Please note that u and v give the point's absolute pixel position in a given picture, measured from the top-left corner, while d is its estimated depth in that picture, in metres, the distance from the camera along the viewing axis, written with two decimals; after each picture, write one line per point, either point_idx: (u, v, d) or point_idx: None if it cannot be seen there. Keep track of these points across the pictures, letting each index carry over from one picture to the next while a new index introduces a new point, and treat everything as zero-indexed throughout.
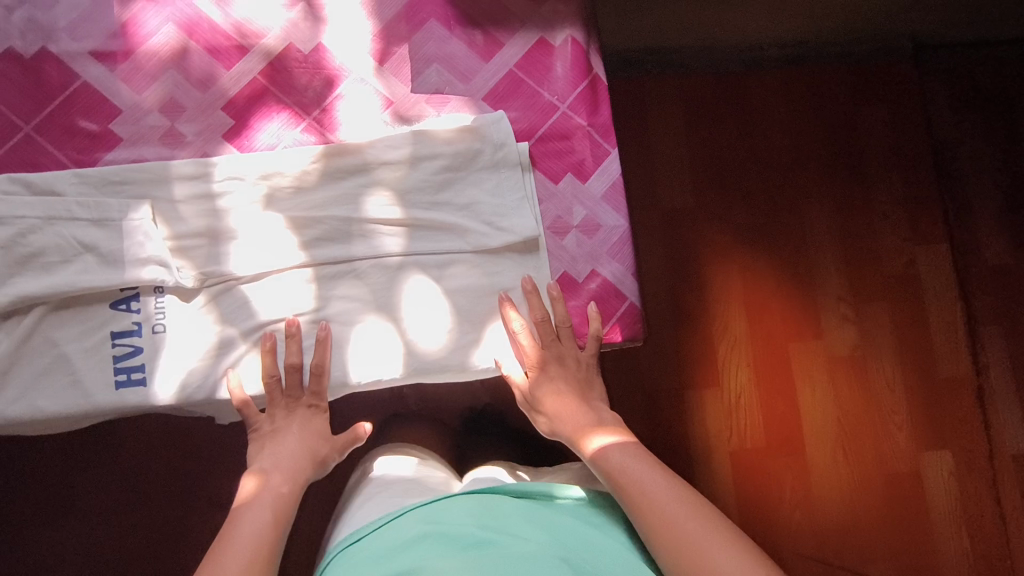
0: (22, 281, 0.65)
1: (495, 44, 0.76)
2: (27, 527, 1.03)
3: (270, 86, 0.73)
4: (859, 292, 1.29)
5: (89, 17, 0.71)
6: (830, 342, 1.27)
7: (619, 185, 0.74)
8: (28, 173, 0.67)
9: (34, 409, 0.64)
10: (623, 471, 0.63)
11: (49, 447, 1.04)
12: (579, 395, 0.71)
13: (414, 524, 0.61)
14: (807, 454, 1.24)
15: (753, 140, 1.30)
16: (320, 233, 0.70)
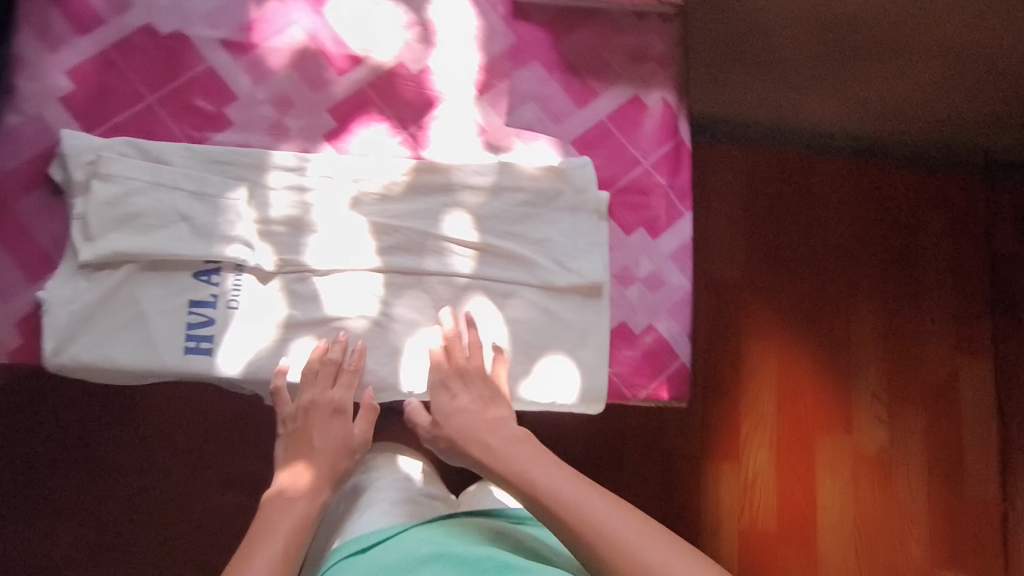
0: (119, 238, 0.69)
1: (591, 94, 0.79)
2: (40, 475, 1.04)
3: (374, 96, 0.76)
4: (895, 396, 1.27)
5: (223, 8, 0.76)
6: (857, 439, 1.25)
7: (687, 247, 0.76)
8: (143, 140, 0.71)
9: (109, 359, 0.68)
10: (535, 475, 0.71)
11: (77, 399, 1.05)
12: (490, 427, 0.74)
13: (418, 539, 0.72)
14: (817, 547, 1.21)
15: (811, 224, 1.31)
16: (397, 243, 0.73)
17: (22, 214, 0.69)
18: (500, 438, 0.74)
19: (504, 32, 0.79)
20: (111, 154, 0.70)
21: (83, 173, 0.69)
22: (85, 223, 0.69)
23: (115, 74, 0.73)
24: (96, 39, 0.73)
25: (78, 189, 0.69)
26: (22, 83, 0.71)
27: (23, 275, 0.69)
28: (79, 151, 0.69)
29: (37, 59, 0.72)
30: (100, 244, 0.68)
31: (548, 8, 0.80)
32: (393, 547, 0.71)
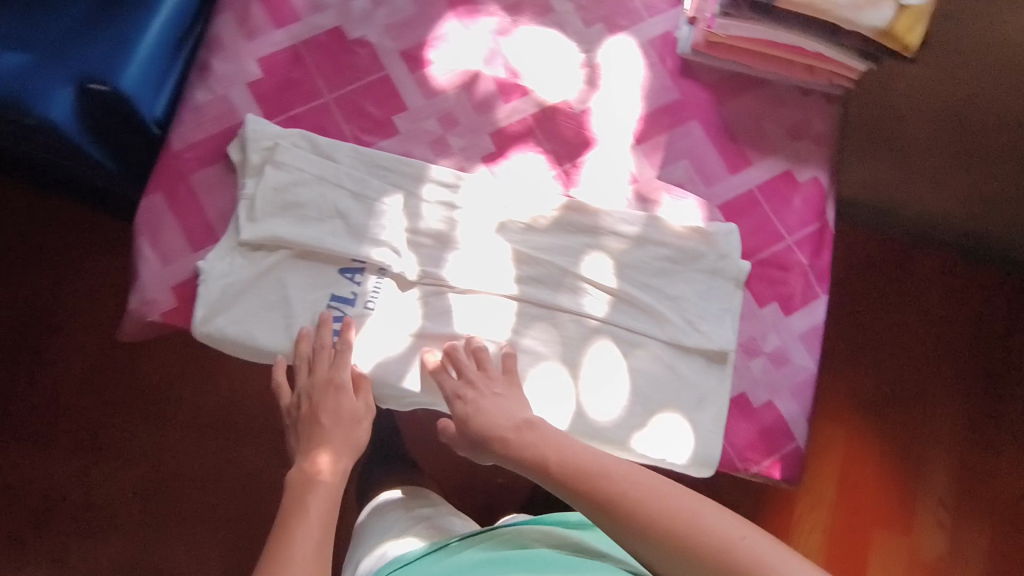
0: (279, 224, 0.72)
1: (745, 161, 0.79)
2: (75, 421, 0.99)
3: (535, 128, 0.77)
4: (977, 523, 1.09)
5: (409, 22, 0.78)
6: (918, 544, 1.08)
7: (818, 329, 0.75)
8: (317, 135, 0.75)
9: (251, 336, 0.71)
10: (546, 454, 0.60)
11: (135, 355, 1.01)
12: (500, 424, 0.65)
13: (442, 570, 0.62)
14: None
15: (902, 299, 1.16)
16: (536, 275, 0.74)
17: (195, 185, 0.74)
18: (510, 426, 0.64)
19: (669, 87, 0.80)
20: (286, 145, 0.73)
21: (258, 157, 0.73)
22: (251, 204, 0.72)
23: (300, 68, 0.76)
24: (289, 34, 0.76)
25: (251, 171, 0.73)
26: (216, 64, 0.75)
27: (186, 243, 0.73)
28: (259, 136, 0.73)
29: (233, 43, 0.76)
30: (262, 227, 0.71)
31: (717, 70, 0.81)
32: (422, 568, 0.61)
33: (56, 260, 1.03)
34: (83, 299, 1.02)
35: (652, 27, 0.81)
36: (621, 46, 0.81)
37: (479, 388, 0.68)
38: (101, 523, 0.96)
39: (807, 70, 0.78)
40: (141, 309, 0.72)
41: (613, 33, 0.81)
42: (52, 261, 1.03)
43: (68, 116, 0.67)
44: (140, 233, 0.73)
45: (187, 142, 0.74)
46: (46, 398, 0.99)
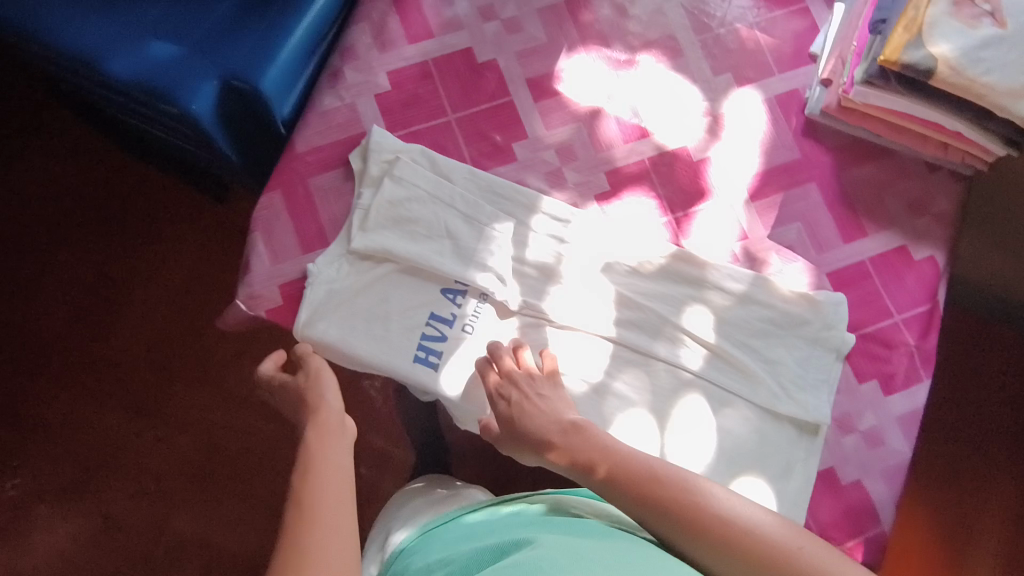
0: (390, 237, 0.73)
1: (861, 230, 0.77)
2: (160, 380, 1.18)
3: (651, 173, 0.77)
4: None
5: (538, 51, 0.79)
6: None
7: (917, 414, 0.73)
8: (436, 154, 0.75)
9: (347, 343, 0.71)
10: (593, 455, 0.57)
11: (217, 336, 1.19)
12: (544, 428, 0.61)
13: (477, 534, 0.60)
14: None
15: (992, 383, 1.05)
16: (636, 319, 0.74)
17: (312, 189, 0.75)
18: (557, 426, 0.61)
19: (791, 146, 0.79)
20: (407, 160, 0.74)
21: (378, 169, 0.74)
22: (365, 215, 0.73)
23: (428, 86, 0.77)
24: (422, 50, 0.78)
25: (369, 181, 0.74)
26: (349, 73, 0.77)
27: (297, 245, 0.74)
28: (382, 149, 0.74)
29: (366, 54, 0.77)
30: (372, 239, 0.72)
31: (842, 134, 0.79)
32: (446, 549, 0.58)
33: (139, 244, 1.21)
34: (160, 279, 1.21)
35: (781, 83, 0.80)
36: (746, 98, 0.79)
37: (524, 388, 0.65)
38: (156, 471, 1.15)
39: (941, 146, 0.75)
40: (246, 304, 0.73)
41: (741, 84, 0.80)
42: (152, 246, 1.22)
43: (208, 110, 0.69)
44: (255, 230, 0.74)
45: (311, 146, 0.75)
46: (117, 362, 1.18)
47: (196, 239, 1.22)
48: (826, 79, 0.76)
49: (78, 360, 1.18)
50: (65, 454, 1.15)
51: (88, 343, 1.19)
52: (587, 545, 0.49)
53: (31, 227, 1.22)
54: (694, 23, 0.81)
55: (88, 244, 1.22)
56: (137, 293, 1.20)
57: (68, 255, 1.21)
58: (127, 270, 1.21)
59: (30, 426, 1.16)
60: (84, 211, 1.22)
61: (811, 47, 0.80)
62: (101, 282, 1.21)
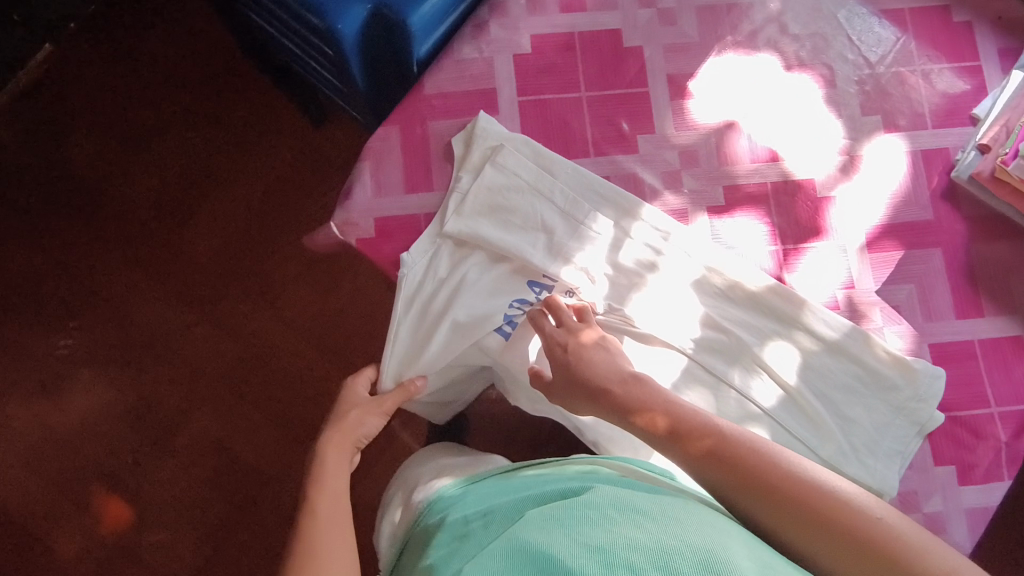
0: (480, 223, 0.71)
1: (976, 309, 0.72)
2: (219, 285, 1.21)
3: (771, 199, 0.74)
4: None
5: (687, 49, 0.77)
6: None
7: (988, 512, 0.69)
8: (541, 146, 0.74)
9: (418, 316, 0.70)
10: (657, 410, 0.56)
11: (280, 256, 1.22)
12: (605, 379, 0.60)
13: (509, 485, 0.57)
14: None
15: None
16: (715, 342, 0.72)
17: (430, 133, 0.75)
18: (618, 378, 0.59)
19: (925, 206, 0.74)
20: (514, 148, 0.73)
21: (480, 155, 0.73)
22: (461, 198, 0.72)
23: (569, 58, 0.76)
24: (571, 22, 0.77)
25: (469, 167, 0.73)
26: (494, 28, 0.76)
27: (402, 184, 0.74)
28: (488, 135, 0.73)
29: (515, 14, 0.77)
30: (464, 227, 0.71)
31: (983, 206, 0.74)
32: (480, 495, 0.56)
33: (237, 148, 1.25)
34: (246, 185, 1.24)
35: (930, 139, 0.76)
36: (888, 147, 0.76)
37: (586, 338, 0.63)
38: (198, 367, 1.19)
39: None
40: (340, 228, 0.73)
41: (887, 130, 0.76)
42: (244, 156, 1.25)
43: (352, 32, 0.70)
44: (365, 159, 0.74)
45: (439, 91, 0.75)
46: (186, 257, 1.22)
47: (290, 157, 1.24)
48: (984, 144, 0.72)
49: (154, 243, 1.23)
50: (121, 329, 1.21)
51: (166, 230, 1.23)
52: (632, 495, 0.49)
53: (140, 109, 1.26)
54: (854, 58, 0.77)
55: (191, 137, 1.26)
56: (223, 194, 1.24)
57: (170, 141, 1.26)
58: (219, 170, 1.25)
59: (97, 295, 1.22)
60: (195, 103, 1.26)
61: (974, 108, 0.76)
62: (192, 174, 1.25)
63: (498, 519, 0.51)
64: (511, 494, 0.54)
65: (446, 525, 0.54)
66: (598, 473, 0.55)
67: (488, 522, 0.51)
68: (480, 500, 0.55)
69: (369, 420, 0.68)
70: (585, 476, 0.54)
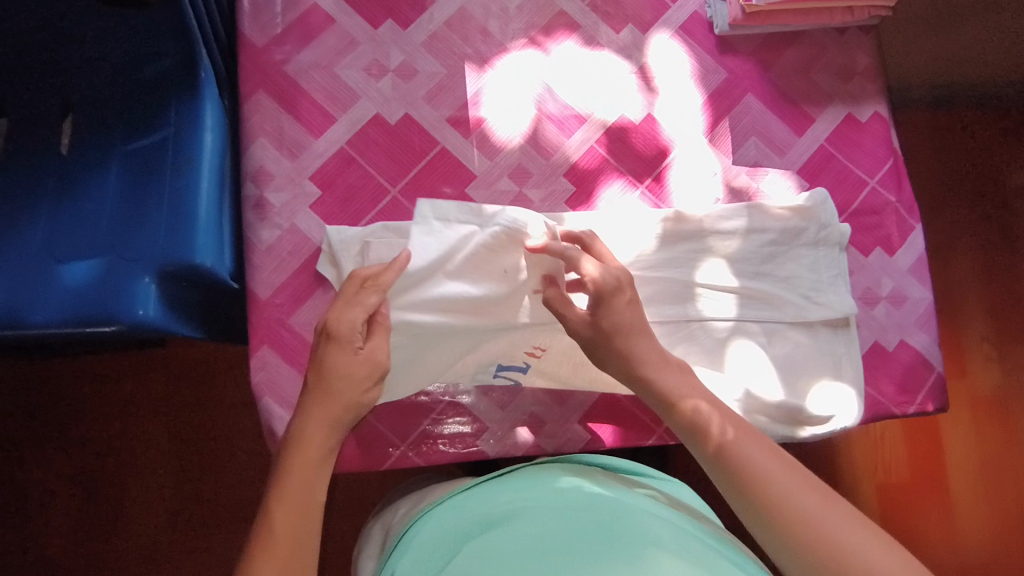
0: None
1: (807, 119, 0.79)
2: (201, 531, 1.01)
3: (608, 153, 0.76)
4: (1003, 333, 1.22)
5: (444, 85, 0.74)
6: (974, 380, 1.20)
7: (923, 258, 0.78)
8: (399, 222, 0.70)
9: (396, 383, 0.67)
10: (688, 397, 0.57)
11: (240, 464, 1.03)
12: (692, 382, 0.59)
13: (470, 502, 0.59)
14: (950, 491, 1.17)
15: None
16: (656, 291, 0.73)
17: (297, 327, 0.68)
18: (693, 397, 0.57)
19: (715, 67, 0.79)
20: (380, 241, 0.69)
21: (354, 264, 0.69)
22: None
23: (357, 170, 0.72)
24: (331, 138, 0.72)
25: None
26: (271, 195, 0.70)
27: None
28: (347, 244, 0.69)
29: (280, 169, 0.70)
30: None
31: (753, 37, 0.80)
32: (439, 518, 0.59)
33: (99, 412, 1.02)
34: (151, 443, 1.03)
35: (679, 12, 0.80)
36: (658, 43, 0.79)
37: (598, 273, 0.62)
38: None
39: (848, 11, 0.77)
40: None
41: (645, 33, 0.79)
42: (115, 409, 1.03)
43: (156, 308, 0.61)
44: (263, 396, 0.67)
45: (272, 287, 0.68)
46: (147, 537, 1.01)
47: (162, 382, 1.04)
48: None
49: (111, 560, 1.00)
50: None
51: (102, 532, 1.00)
52: (584, 522, 0.52)
53: None
54: None
55: (55, 440, 1.01)
56: (138, 469, 1.02)
57: (35, 459, 1.01)
58: (112, 445, 1.02)
59: None
60: (27, 410, 1.02)
61: None
62: (77, 471, 1.01)
63: (450, 542, 0.55)
64: (471, 514, 0.57)
65: (411, 556, 0.56)
66: (563, 493, 0.57)
67: (443, 543, 0.55)
68: (443, 521, 0.58)
69: (344, 354, 0.56)
70: (551, 503, 0.56)
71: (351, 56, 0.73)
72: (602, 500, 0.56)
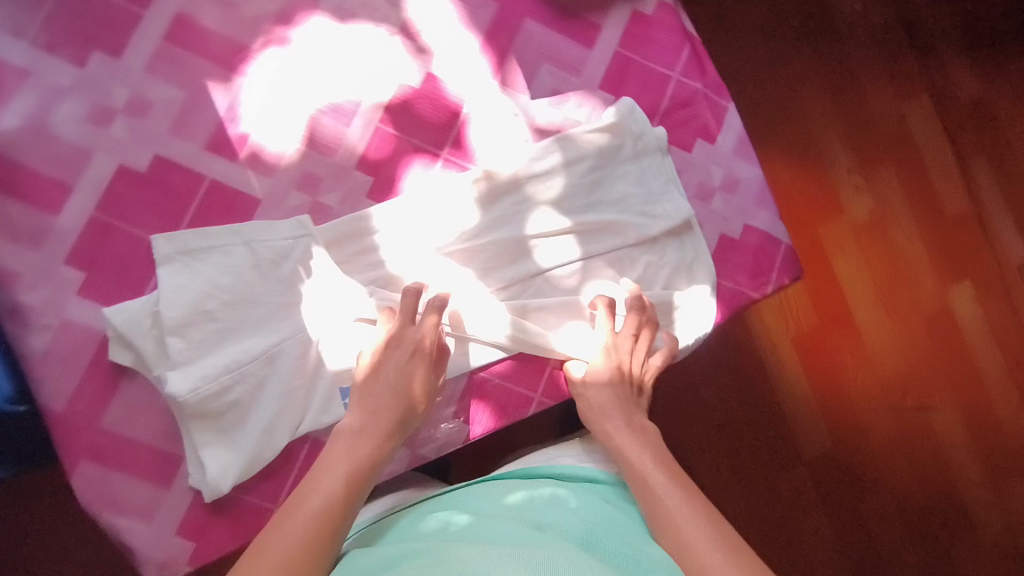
0: (210, 374, 0.61)
1: (593, 28, 0.74)
2: None
3: (396, 129, 0.69)
4: (866, 160, 1.25)
5: (188, 108, 0.65)
6: (852, 212, 1.24)
7: (744, 136, 0.77)
8: (187, 278, 0.62)
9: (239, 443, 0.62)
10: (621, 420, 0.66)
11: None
12: (622, 407, 0.67)
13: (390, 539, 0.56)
14: (858, 323, 1.23)
15: (741, 40, 1.22)
16: (490, 258, 0.69)
17: (114, 428, 0.61)
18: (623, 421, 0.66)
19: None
20: (171, 304, 0.61)
21: (151, 340, 0.61)
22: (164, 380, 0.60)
23: (118, 236, 0.62)
24: (76, 209, 0.62)
25: (156, 359, 0.61)
26: (28, 296, 0.60)
27: (156, 486, 0.61)
28: (134, 322, 0.60)
29: (25, 263, 0.60)
30: (247, 437, 0.62)
31: None
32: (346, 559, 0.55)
33: None
34: None
35: None
36: None
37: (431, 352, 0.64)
38: None
39: None
40: None
41: None
42: None
43: None
44: (102, 512, 0.60)
45: (67, 396, 0.60)
46: None
47: None
48: None
49: None
50: None
51: None
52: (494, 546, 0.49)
53: None
54: None
55: None
56: None
57: None
58: None
59: None
60: None
61: None
62: None
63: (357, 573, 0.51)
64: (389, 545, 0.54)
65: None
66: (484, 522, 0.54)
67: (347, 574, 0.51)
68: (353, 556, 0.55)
69: (417, 365, 0.63)
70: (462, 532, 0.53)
71: (65, 108, 0.62)
72: (525, 522, 0.53)
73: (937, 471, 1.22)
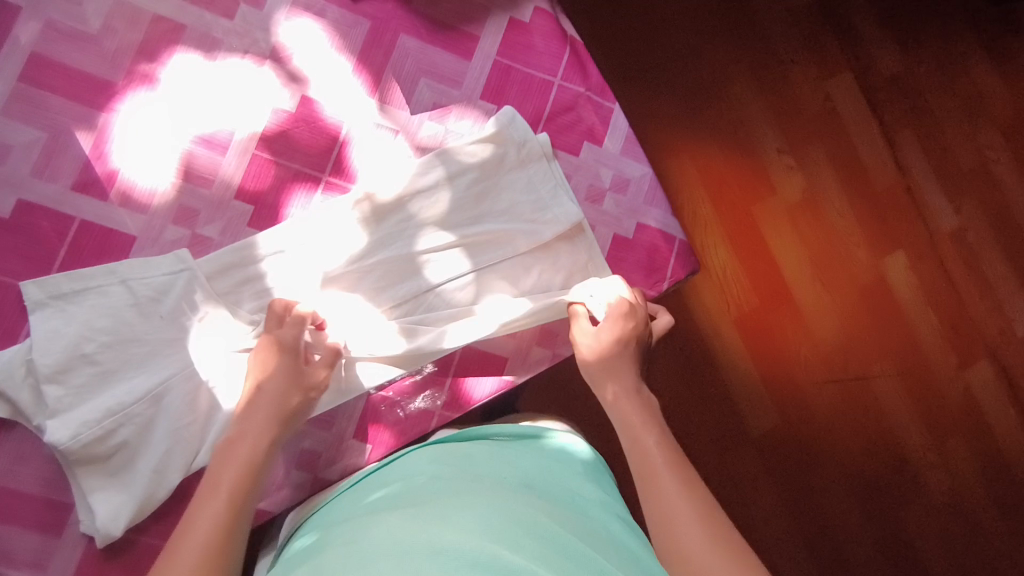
0: (90, 418, 0.60)
1: (469, 39, 0.74)
2: None
3: (273, 155, 0.68)
4: (795, 140, 1.25)
5: (51, 150, 0.64)
6: (783, 191, 1.24)
7: (631, 135, 0.78)
8: (61, 323, 0.61)
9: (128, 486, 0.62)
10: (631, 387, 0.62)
11: None
12: (629, 367, 0.64)
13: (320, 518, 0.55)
14: (796, 299, 1.23)
15: (656, 29, 1.21)
16: (380, 278, 0.69)
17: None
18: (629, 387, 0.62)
19: (355, 18, 0.72)
20: (45, 351, 0.60)
21: (27, 390, 0.60)
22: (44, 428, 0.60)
23: None
24: None
25: (34, 408, 0.60)
26: None
27: (46, 537, 0.61)
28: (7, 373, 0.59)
29: None
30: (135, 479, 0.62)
31: None
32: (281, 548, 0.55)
33: None
34: None
35: None
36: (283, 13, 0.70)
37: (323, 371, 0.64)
38: None
39: None
40: None
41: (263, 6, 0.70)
42: None
43: None
44: None
45: None
46: None
47: None
48: None
49: None
50: None
51: None
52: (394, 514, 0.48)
53: None
54: None
55: None
56: None
57: None
58: None
59: None
60: None
61: None
62: None
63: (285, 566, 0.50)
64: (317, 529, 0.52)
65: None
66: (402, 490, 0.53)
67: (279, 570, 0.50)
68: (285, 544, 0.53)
69: (284, 362, 0.61)
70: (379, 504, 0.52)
71: None
72: (433, 484, 0.53)
73: (885, 439, 1.23)
